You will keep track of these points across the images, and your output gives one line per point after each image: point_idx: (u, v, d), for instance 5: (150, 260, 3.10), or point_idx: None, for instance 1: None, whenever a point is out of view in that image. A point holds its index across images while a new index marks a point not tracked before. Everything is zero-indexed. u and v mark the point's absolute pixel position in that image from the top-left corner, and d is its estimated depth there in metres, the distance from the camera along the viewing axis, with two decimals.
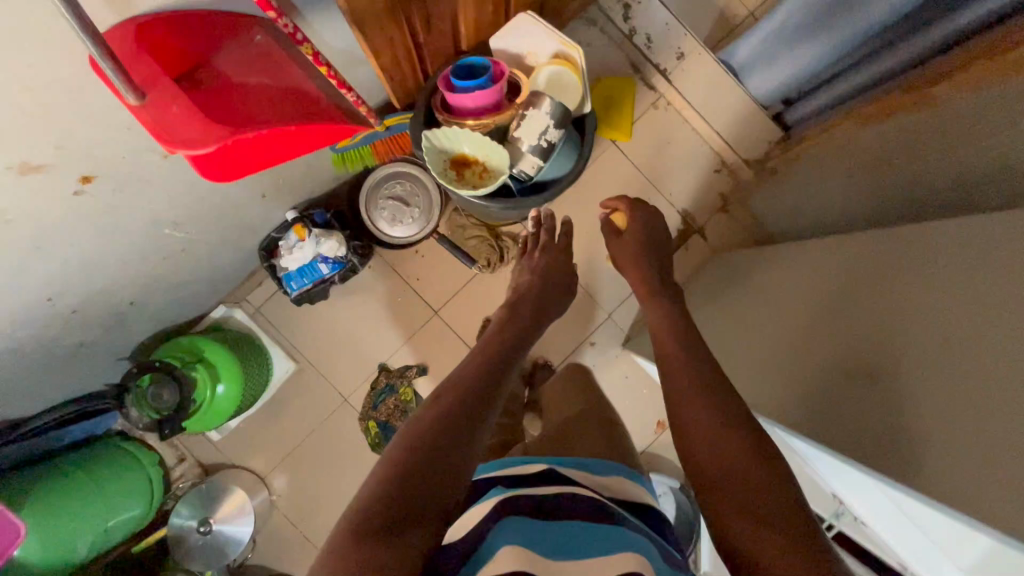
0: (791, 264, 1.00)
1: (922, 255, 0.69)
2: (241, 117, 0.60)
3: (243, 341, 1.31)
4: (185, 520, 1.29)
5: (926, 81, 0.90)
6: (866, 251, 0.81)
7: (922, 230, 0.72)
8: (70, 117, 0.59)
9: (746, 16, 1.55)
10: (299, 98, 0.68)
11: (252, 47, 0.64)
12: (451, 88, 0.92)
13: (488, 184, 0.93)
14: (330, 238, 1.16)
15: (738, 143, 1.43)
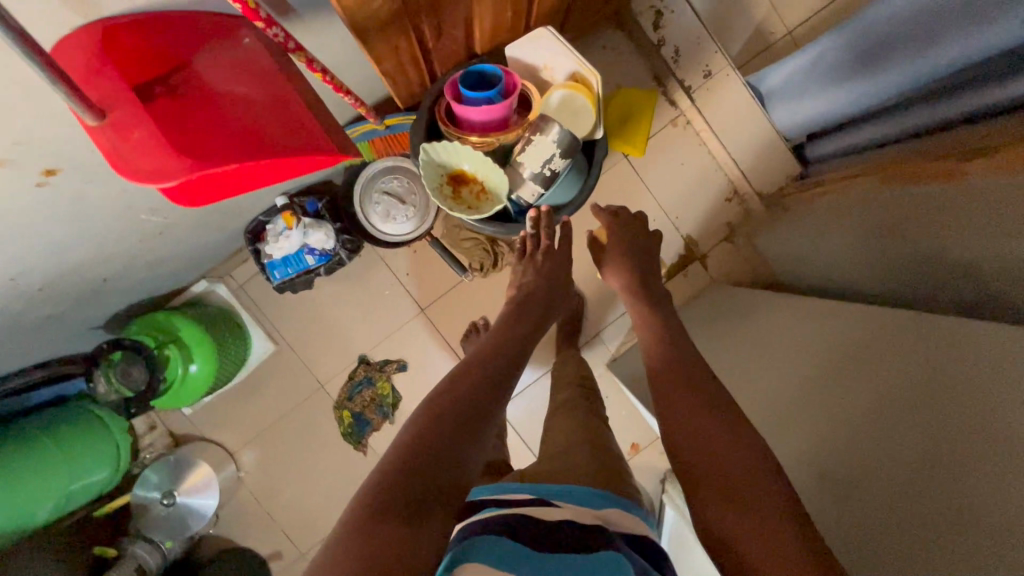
0: (787, 320, 0.97)
1: (924, 350, 0.67)
2: (217, 137, 0.58)
3: (222, 322, 1.28)
4: (149, 493, 1.29)
5: (958, 151, 0.84)
6: (868, 329, 0.78)
7: (930, 322, 0.69)
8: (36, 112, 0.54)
9: (783, 36, 1.46)
10: (289, 109, 0.65)
11: (241, 50, 0.61)
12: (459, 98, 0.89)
13: (485, 207, 0.89)
14: (319, 229, 1.12)
15: (753, 173, 1.37)
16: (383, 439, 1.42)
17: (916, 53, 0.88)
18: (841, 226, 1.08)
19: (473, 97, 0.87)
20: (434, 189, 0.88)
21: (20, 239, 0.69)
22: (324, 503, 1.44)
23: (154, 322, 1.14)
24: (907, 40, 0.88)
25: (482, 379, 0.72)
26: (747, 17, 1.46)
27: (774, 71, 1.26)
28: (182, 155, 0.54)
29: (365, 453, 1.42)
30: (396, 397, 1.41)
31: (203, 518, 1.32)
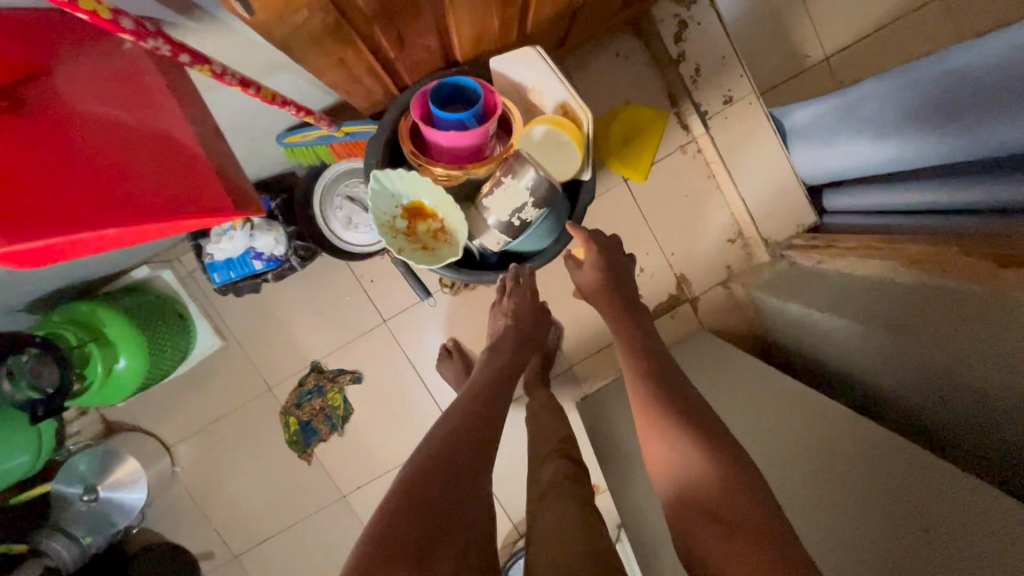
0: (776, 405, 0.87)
1: None
2: (53, 179, 0.57)
3: (160, 313, 1.16)
4: (70, 487, 1.20)
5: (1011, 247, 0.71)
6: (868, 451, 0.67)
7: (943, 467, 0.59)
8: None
9: (819, 60, 1.30)
10: (160, 146, 0.64)
11: (109, 65, 0.63)
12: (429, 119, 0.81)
13: (436, 247, 0.85)
14: (268, 233, 0.99)
15: (762, 217, 1.24)
16: (330, 451, 1.33)
17: (984, 123, 0.73)
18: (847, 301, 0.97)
19: (442, 118, 0.78)
20: (386, 224, 0.82)
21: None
22: (262, 509, 1.36)
23: (78, 314, 1.03)
24: (981, 103, 0.73)
25: (430, 466, 0.62)
26: (782, 35, 1.30)
27: (803, 107, 1.11)
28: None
29: (310, 463, 1.34)
30: (347, 409, 1.31)
31: (131, 514, 1.24)
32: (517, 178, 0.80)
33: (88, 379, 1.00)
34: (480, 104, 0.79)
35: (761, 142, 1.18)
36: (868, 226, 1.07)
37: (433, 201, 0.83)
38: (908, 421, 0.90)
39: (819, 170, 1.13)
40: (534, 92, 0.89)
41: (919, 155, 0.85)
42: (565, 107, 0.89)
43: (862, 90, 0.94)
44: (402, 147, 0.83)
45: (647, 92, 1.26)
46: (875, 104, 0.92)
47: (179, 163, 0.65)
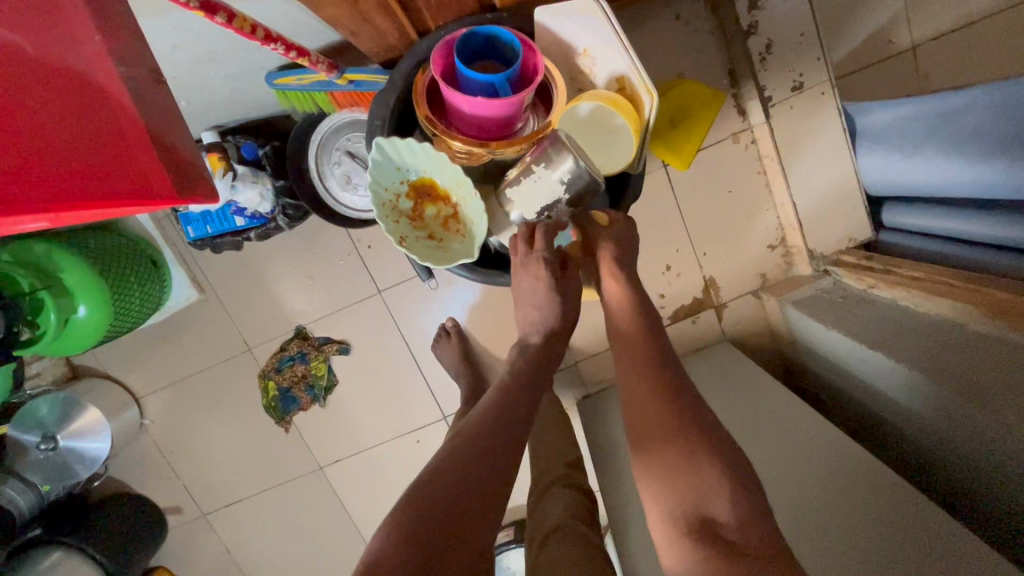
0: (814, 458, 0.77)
1: None
2: None
3: (131, 260, 1.03)
4: (27, 433, 1.12)
5: None
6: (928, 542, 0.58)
7: None
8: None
9: (907, 48, 1.11)
10: (68, 85, 0.53)
11: None
12: (455, 80, 0.67)
13: (448, 237, 0.75)
14: (252, 186, 0.86)
15: (812, 227, 1.10)
16: (308, 421, 1.25)
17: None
18: (898, 339, 0.84)
19: (469, 77, 0.64)
20: (389, 206, 0.73)
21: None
22: (234, 471, 1.29)
23: (32, 256, 0.90)
24: None
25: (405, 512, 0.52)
26: (869, 13, 1.12)
27: (883, 107, 0.95)
28: None
29: (287, 431, 1.26)
30: (331, 381, 1.22)
31: (92, 466, 1.15)
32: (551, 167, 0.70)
33: (44, 330, 0.90)
34: (517, 67, 0.65)
35: (828, 140, 1.02)
36: (932, 254, 0.94)
37: (447, 182, 0.72)
38: (952, 491, 0.77)
39: (885, 183, 0.99)
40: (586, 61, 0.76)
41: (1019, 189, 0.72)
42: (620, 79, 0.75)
43: (961, 99, 0.80)
44: (417, 110, 0.69)
45: (703, 65, 1.09)
46: (974, 120, 0.78)
47: (101, 112, 0.56)
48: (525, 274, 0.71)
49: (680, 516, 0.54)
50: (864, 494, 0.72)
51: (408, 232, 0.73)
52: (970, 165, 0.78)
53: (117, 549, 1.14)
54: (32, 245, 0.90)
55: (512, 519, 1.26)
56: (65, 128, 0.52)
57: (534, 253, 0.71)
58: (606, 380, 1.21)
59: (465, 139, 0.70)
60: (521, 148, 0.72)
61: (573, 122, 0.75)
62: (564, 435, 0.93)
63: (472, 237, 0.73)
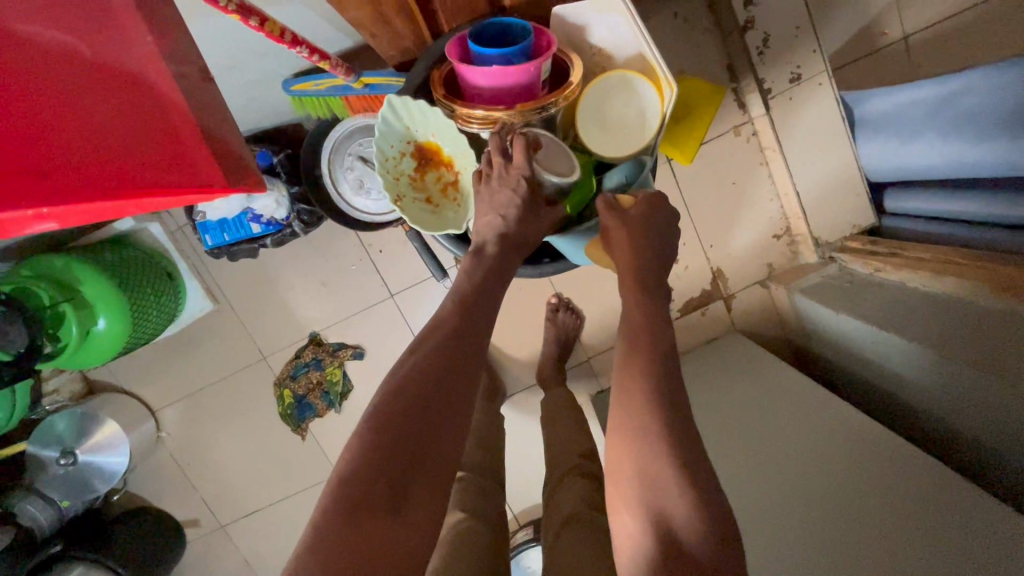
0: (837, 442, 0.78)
1: None
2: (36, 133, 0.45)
3: (146, 271, 1.04)
4: (46, 449, 1.12)
5: None
6: None
7: None
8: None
9: (898, 38, 1.14)
10: (112, 80, 0.53)
11: None
12: (470, 60, 0.69)
13: (444, 203, 0.75)
14: (268, 194, 0.87)
15: (815, 216, 1.12)
16: (325, 427, 1.25)
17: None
18: (910, 320, 0.85)
19: (484, 52, 0.66)
20: (390, 163, 0.73)
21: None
22: (251, 481, 1.29)
23: (54, 272, 0.93)
24: None
25: None
26: (861, 6, 1.14)
27: (880, 95, 0.97)
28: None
29: (304, 438, 1.26)
30: (346, 386, 1.23)
31: (111, 480, 1.16)
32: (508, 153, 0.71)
33: (66, 343, 0.91)
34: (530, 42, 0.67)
35: (827, 130, 1.04)
36: (936, 236, 0.95)
37: (452, 150, 0.73)
38: (971, 466, 0.78)
39: (886, 169, 1.01)
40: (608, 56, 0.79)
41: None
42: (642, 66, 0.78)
43: (960, 82, 0.81)
44: (437, 95, 0.70)
45: (703, 61, 1.11)
46: (977, 100, 0.79)
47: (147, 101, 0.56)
48: (503, 187, 0.66)
49: None
50: (888, 472, 0.73)
51: (403, 189, 0.73)
52: (976, 144, 0.79)
53: (137, 563, 1.14)
54: (53, 260, 0.92)
55: (530, 517, 1.26)
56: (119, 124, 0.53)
57: (514, 170, 0.66)
58: None
59: (485, 109, 0.70)
60: (546, 104, 0.70)
61: (593, 109, 0.77)
62: (581, 428, 0.94)
63: (468, 206, 0.75)
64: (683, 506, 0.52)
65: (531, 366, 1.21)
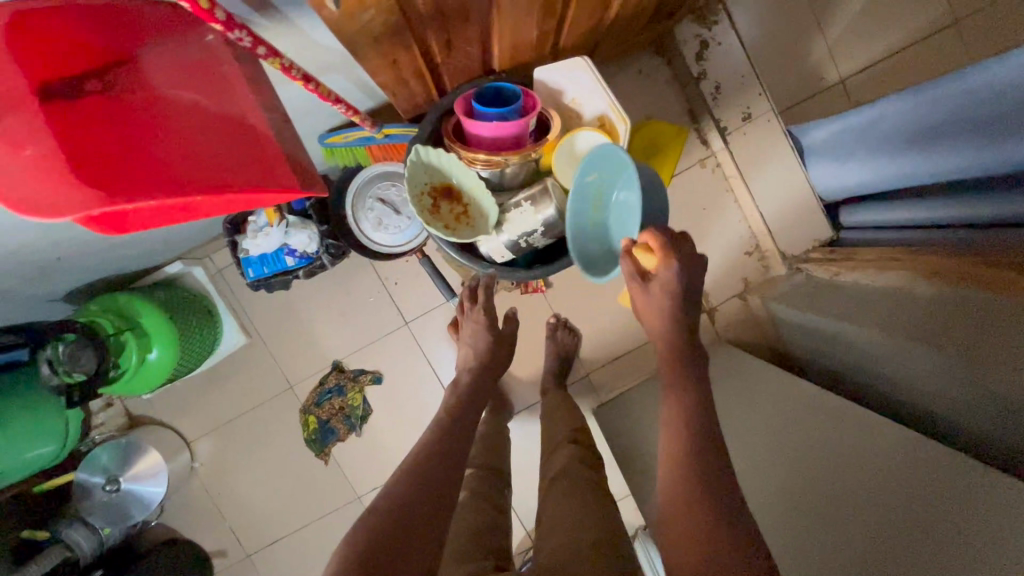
0: (806, 416, 0.88)
1: None
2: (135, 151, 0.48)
3: (190, 308, 1.19)
4: (93, 477, 1.22)
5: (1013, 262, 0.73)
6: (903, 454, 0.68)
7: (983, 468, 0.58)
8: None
9: (835, 82, 1.33)
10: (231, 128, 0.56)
11: (195, 49, 0.54)
12: (472, 114, 0.82)
13: (461, 229, 0.87)
14: (302, 231, 1.03)
15: (779, 232, 1.27)
16: (346, 450, 1.34)
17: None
18: (865, 310, 0.96)
19: (486, 111, 0.79)
20: (418, 199, 0.84)
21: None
22: (275, 507, 1.37)
23: (117, 307, 1.07)
24: (1005, 119, 0.76)
25: None
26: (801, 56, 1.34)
27: (820, 126, 1.14)
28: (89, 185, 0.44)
29: (327, 463, 1.35)
30: (366, 410, 1.33)
31: (149, 508, 1.24)
32: (535, 206, 0.86)
33: (122, 368, 1.04)
34: (521, 102, 0.82)
35: (780, 158, 1.21)
36: (881, 242, 1.09)
37: (467, 184, 0.86)
38: None
39: (832, 188, 1.16)
40: (587, 114, 0.93)
41: (955, 170, 0.84)
42: (606, 117, 0.91)
43: (879, 108, 0.97)
44: (449, 142, 0.83)
45: (667, 108, 1.31)
46: (905, 123, 0.91)
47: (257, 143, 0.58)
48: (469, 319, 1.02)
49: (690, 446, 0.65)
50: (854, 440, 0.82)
51: (429, 220, 0.84)
52: (912, 159, 0.91)
53: None
54: (117, 297, 1.07)
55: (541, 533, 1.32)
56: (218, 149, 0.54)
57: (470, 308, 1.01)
58: (617, 387, 1.32)
59: (487, 152, 0.81)
60: (527, 155, 0.82)
61: (566, 154, 0.90)
62: None
63: (485, 228, 0.87)
64: None
65: (535, 382, 1.32)
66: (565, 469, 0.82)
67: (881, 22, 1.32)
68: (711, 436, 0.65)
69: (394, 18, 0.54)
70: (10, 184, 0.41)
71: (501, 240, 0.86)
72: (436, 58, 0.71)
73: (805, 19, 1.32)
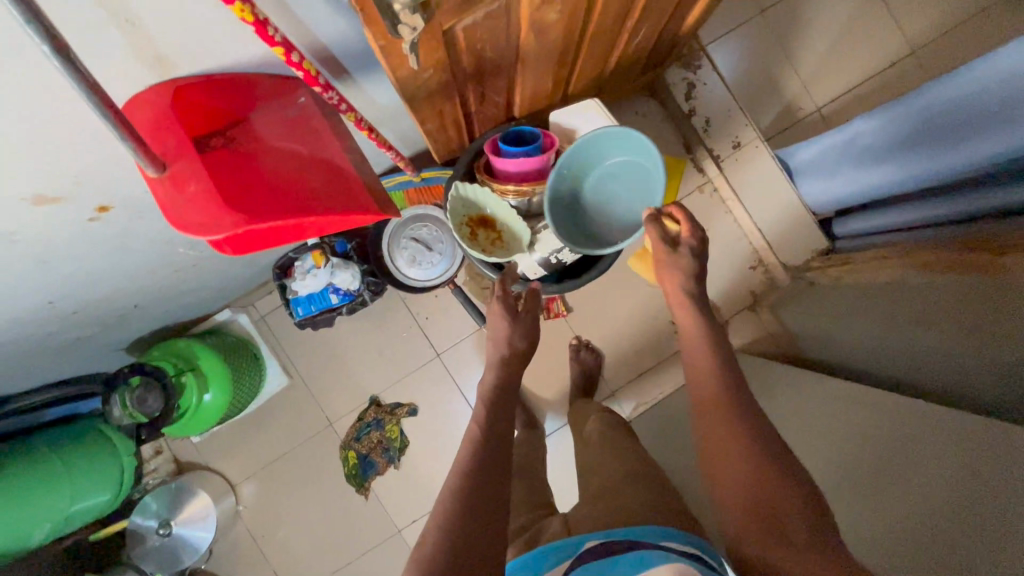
0: (825, 405, 0.94)
1: (980, 457, 0.62)
2: (260, 189, 0.58)
3: (238, 351, 1.28)
4: (146, 521, 1.29)
5: (994, 245, 0.82)
6: (920, 423, 0.74)
7: (992, 423, 0.65)
8: (102, 173, 0.58)
9: (813, 111, 1.49)
10: (330, 168, 0.65)
11: (296, 107, 0.63)
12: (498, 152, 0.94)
13: (497, 252, 0.97)
14: (346, 270, 1.13)
15: (778, 246, 1.38)
16: (386, 484, 1.38)
17: (996, 131, 0.81)
18: (870, 305, 1.04)
19: (512, 150, 0.91)
20: (459, 228, 0.95)
21: (61, 279, 0.72)
22: (318, 546, 1.39)
23: (177, 351, 1.17)
24: (962, 125, 0.87)
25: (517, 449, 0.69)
26: (779, 91, 1.49)
27: (805, 146, 1.27)
28: (231, 209, 0.53)
29: (367, 497, 1.39)
30: (404, 441, 1.39)
31: (196, 554, 1.30)
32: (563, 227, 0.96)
33: (182, 409, 1.12)
34: (541, 140, 0.94)
35: (771, 179, 1.34)
36: (873, 245, 1.19)
37: (500, 213, 0.97)
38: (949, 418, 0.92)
39: (822, 201, 1.27)
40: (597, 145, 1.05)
41: (941, 171, 0.92)
42: None
43: (857, 126, 1.09)
44: (479, 175, 0.94)
45: (664, 143, 1.44)
46: (897, 132, 1.00)
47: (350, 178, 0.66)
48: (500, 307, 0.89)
49: (726, 426, 0.71)
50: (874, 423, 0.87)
51: (470, 246, 0.95)
52: (899, 166, 1.00)
53: None
54: (177, 342, 1.17)
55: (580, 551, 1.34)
56: (322, 186, 0.63)
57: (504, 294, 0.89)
58: (643, 403, 1.37)
59: (516, 184, 0.93)
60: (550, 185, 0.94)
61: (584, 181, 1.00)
62: None
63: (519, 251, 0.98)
64: None
65: (564, 404, 1.37)
66: (607, 468, 0.87)
67: (847, 57, 1.48)
68: (744, 418, 0.71)
69: (445, 76, 0.66)
70: (183, 216, 0.51)
71: (534, 258, 0.98)
72: (470, 108, 0.84)
73: (778, 57, 1.48)
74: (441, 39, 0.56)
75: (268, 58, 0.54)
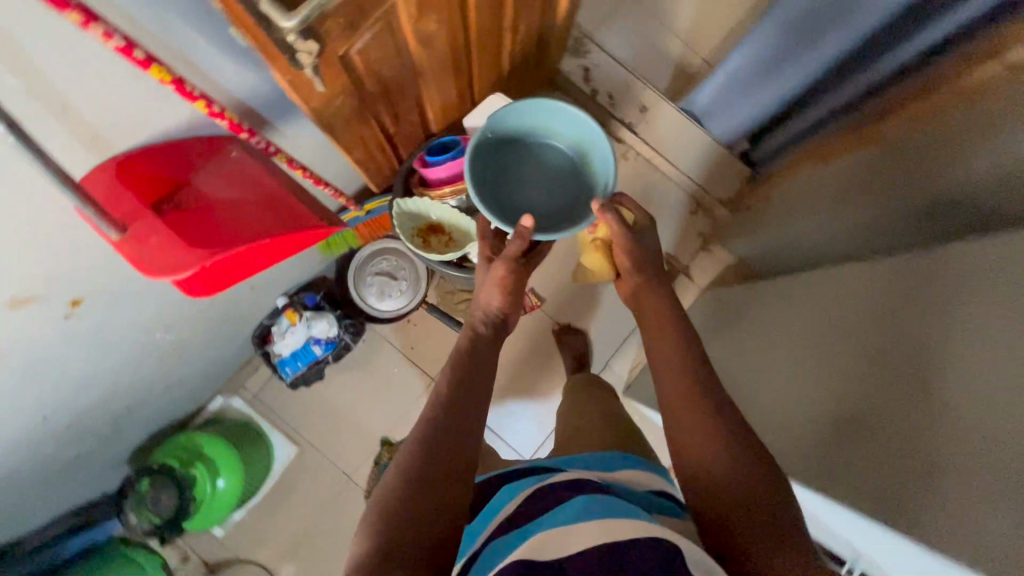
0: (789, 301, 1.01)
1: (915, 285, 0.69)
2: (215, 233, 0.63)
3: (240, 432, 1.32)
4: None
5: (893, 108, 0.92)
6: (863, 282, 0.81)
7: (917, 255, 0.72)
8: (67, 265, 0.62)
9: (700, 66, 1.58)
10: (277, 204, 0.71)
11: (230, 162, 0.68)
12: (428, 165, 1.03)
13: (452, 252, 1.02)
14: (322, 320, 1.17)
15: (710, 185, 1.47)
16: None
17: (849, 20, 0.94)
18: (800, 206, 1.12)
19: (438, 159, 1.00)
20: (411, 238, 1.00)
21: (48, 387, 0.74)
22: None
23: (175, 446, 1.17)
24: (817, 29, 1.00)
25: None
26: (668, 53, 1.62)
27: (699, 93, 1.39)
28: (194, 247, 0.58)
29: None
30: None
31: None
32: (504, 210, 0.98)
33: (197, 499, 1.15)
34: (462, 144, 1.02)
35: (683, 129, 1.46)
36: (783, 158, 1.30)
37: (444, 216, 1.03)
38: None
39: (733, 133, 1.40)
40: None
41: (821, 63, 1.04)
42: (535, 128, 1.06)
43: (732, 62, 1.21)
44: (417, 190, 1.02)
45: None
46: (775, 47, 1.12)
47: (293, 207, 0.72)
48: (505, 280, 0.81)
49: None
50: None
51: (425, 252, 1.00)
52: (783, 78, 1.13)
53: None
54: (175, 438, 1.17)
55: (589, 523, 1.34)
56: (270, 218, 0.69)
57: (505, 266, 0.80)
58: (638, 364, 1.42)
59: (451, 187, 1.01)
60: None
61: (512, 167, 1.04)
62: None
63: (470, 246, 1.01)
64: (679, 345, 0.72)
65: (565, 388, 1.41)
66: (613, 417, 0.91)
67: None
68: None
69: (353, 101, 0.73)
70: (150, 261, 0.55)
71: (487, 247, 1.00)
72: (389, 130, 0.91)
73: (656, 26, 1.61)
74: (339, 65, 0.63)
75: (192, 120, 0.61)
